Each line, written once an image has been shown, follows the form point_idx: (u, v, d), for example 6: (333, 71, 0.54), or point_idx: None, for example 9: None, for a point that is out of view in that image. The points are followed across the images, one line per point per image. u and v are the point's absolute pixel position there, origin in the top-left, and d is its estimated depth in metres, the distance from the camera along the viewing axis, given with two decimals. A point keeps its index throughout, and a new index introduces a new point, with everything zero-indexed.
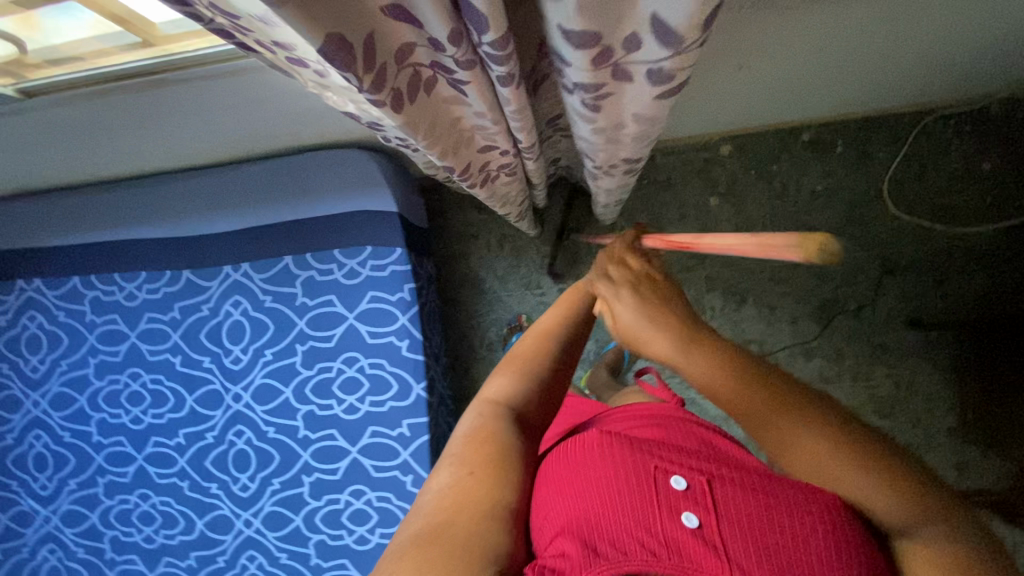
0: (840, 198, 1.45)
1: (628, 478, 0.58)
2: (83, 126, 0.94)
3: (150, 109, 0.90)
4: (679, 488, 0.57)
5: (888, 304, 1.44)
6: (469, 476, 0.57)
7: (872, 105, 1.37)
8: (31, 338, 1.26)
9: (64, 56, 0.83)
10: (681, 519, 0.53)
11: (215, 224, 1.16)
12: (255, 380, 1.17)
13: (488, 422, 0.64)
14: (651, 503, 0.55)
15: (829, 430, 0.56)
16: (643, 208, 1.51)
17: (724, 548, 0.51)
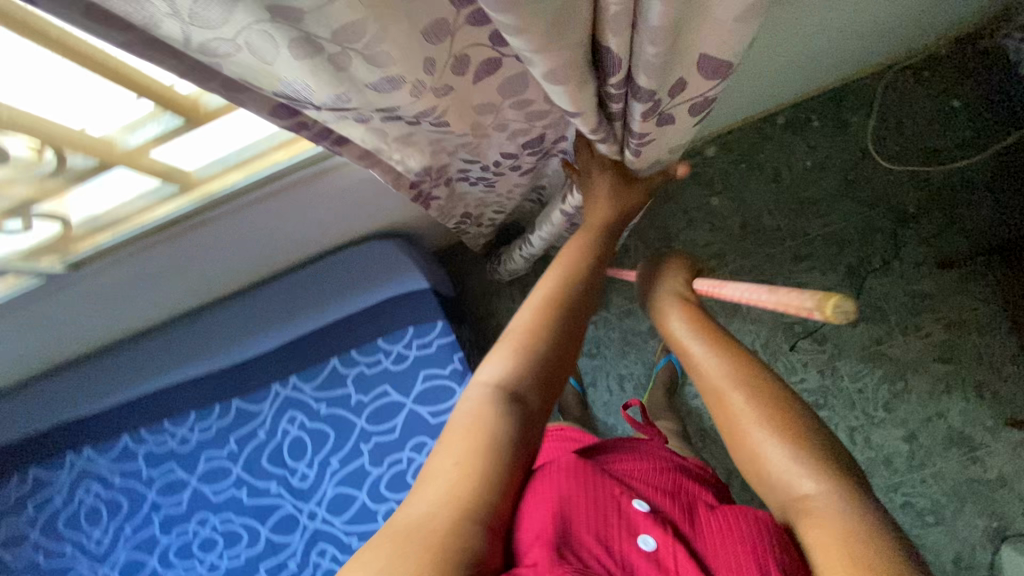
0: (831, 167, 1.50)
1: (594, 502, 0.66)
2: (127, 284, 0.98)
3: (190, 252, 0.95)
4: (639, 510, 0.65)
5: (912, 252, 1.46)
6: (458, 458, 0.57)
7: (833, 77, 1.45)
8: (90, 511, 1.22)
9: (107, 222, 0.88)
10: (639, 542, 0.61)
11: (255, 346, 1.17)
12: (327, 492, 1.14)
13: (496, 400, 0.62)
14: (615, 528, 0.63)
15: (777, 412, 0.65)
16: (650, 224, 1.55)
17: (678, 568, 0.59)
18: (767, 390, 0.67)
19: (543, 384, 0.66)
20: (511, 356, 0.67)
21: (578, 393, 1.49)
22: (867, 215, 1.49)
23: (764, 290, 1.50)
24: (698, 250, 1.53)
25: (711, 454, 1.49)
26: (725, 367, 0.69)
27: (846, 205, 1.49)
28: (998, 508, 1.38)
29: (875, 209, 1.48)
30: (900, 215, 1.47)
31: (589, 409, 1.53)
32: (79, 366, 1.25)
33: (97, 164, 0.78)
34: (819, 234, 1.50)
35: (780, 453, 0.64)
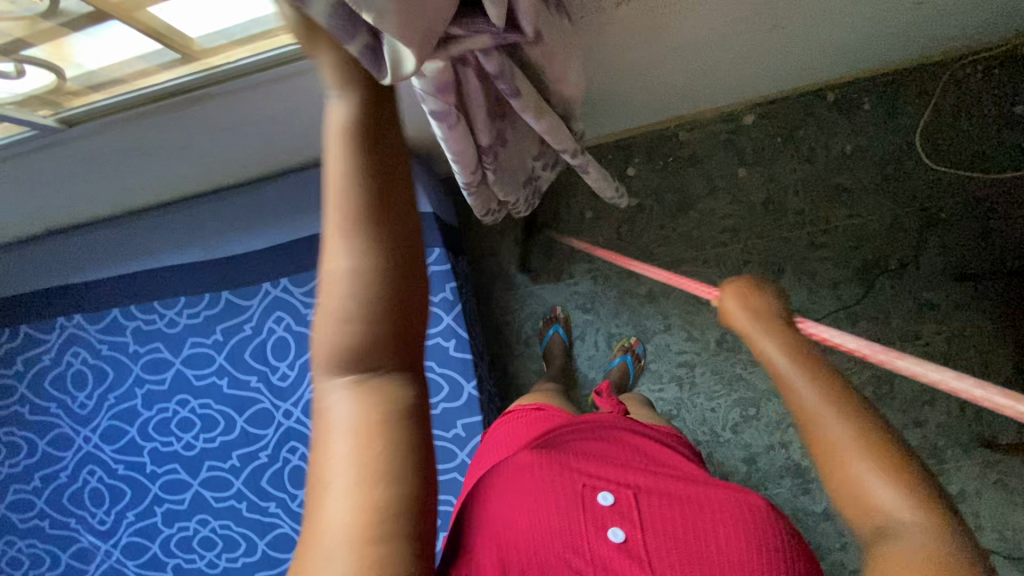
0: (871, 156, 1.42)
1: (561, 500, 0.69)
2: (122, 152, 0.95)
3: (188, 128, 0.92)
4: (604, 503, 0.68)
5: (931, 259, 1.41)
6: (343, 490, 0.37)
7: (897, 59, 1.35)
8: (77, 375, 1.27)
9: (108, 79, 0.82)
10: (608, 534, 0.65)
11: (248, 243, 1.16)
12: (304, 396, 1.17)
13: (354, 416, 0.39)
14: (580, 523, 0.67)
15: (881, 460, 0.50)
16: (670, 186, 1.49)
17: (649, 561, 0.63)
18: (869, 429, 0.51)
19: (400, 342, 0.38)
20: (351, 296, 0.38)
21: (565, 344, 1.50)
22: (894, 213, 1.42)
23: (771, 273, 1.46)
24: (714, 221, 1.48)
25: (683, 422, 1.51)
26: (817, 389, 0.54)
27: (877, 199, 1.43)
28: None
29: (905, 208, 1.42)
30: (929, 219, 1.41)
31: (573, 360, 1.54)
32: (74, 231, 1.23)
33: (93, 11, 0.70)
34: (841, 226, 1.44)
35: (884, 490, 0.48)
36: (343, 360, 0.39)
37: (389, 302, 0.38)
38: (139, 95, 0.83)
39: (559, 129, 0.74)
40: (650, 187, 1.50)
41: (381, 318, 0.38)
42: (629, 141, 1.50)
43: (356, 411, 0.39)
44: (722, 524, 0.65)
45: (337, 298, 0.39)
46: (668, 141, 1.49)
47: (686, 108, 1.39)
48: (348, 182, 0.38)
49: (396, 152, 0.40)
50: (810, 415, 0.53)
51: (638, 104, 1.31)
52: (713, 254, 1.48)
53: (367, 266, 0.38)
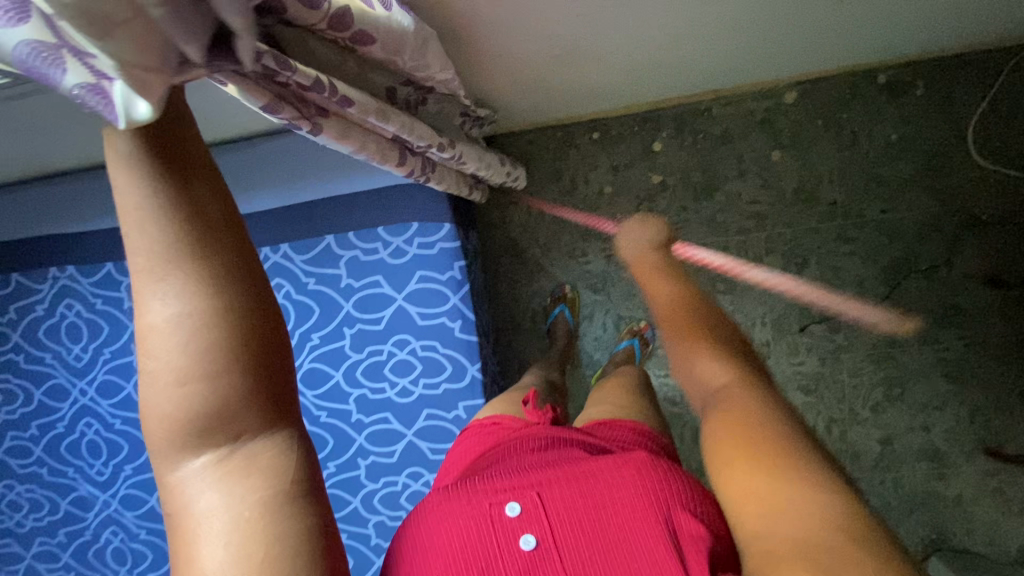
0: (916, 147, 1.32)
1: (464, 525, 0.59)
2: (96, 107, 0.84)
3: None
4: (512, 514, 0.59)
5: (964, 262, 1.34)
6: (231, 560, 0.40)
7: (963, 40, 1.22)
8: (71, 327, 1.23)
9: None
10: (519, 544, 0.57)
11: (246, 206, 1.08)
12: (303, 366, 1.13)
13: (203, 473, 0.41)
14: (489, 546, 0.57)
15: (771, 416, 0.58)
16: (697, 165, 1.40)
17: (564, 562, 0.55)
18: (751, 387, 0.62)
19: (249, 361, 0.40)
20: (187, 369, 0.38)
21: (571, 325, 1.45)
22: (933, 211, 1.34)
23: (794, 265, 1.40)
24: (740, 206, 1.40)
25: (687, 409, 1.49)
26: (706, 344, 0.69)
27: (915, 194, 1.34)
28: (940, 521, 1.44)
29: (945, 205, 1.33)
30: (968, 219, 1.33)
31: (579, 340, 1.50)
32: (66, 179, 1.16)
33: None
34: (873, 220, 1.36)
35: (753, 411, 0.58)
36: (196, 432, 0.40)
37: (224, 355, 0.38)
38: None
39: (417, 128, 0.79)
40: (677, 165, 1.41)
41: (226, 380, 0.39)
42: (657, 112, 1.40)
43: (229, 484, 0.41)
44: (634, 503, 0.58)
45: (170, 374, 0.38)
46: (700, 117, 1.38)
47: (726, 80, 1.28)
48: (148, 211, 0.37)
49: (205, 188, 0.38)
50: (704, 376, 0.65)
51: (676, 71, 1.19)
52: (735, 241, 1.41)
53: (197, 329, 0.38)
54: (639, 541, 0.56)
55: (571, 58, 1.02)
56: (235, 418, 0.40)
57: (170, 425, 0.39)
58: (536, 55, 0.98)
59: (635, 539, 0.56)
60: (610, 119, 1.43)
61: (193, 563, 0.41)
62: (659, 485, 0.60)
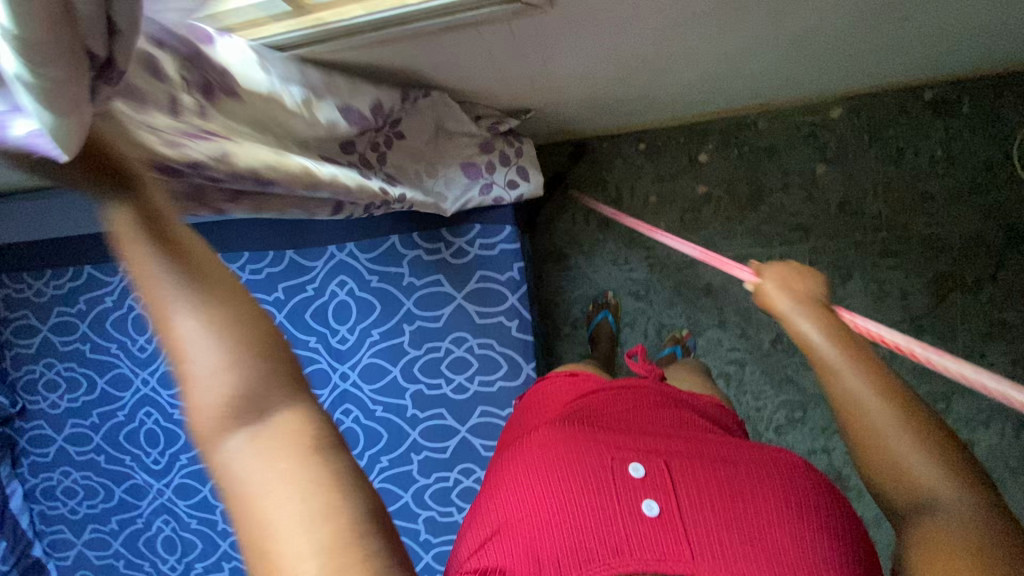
0: (963, 163, 1.34)
1: (589, 474, 0.63)
2: None
3: None
4: (637, 475, 0.63)
5: (1011, 278, 1.35)
6: (297, 520, 0.37)
7: (1012, 60, 1.25)
8: (137, 319, 1.28)
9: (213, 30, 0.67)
10: (644, 508, 0.60)
11: None
12: (362, 360, 1.17)
13: (254, 464, 0.39)
14: (611, 500, 0.61)
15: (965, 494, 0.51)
16: (742, 177, 1.43)
17: (687, 529, 0.58)
18: (939, 445, 0.54)
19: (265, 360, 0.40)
20: (216, 366, 0.38)
21: (614, 329, 1.48)
22: (980, 226, 1.35)
23: (838, 277, 1.41)
24: (785, 218, 1.42)
25: None
26: (868, 377, 0.59)
27: (962, 208, 1.35)
28: None
29: (992, 221, 1.35)
30: (1016, 234, 1.34)
31: (620, 346, 1.53)
32: None
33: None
34: (919, 234, 1.38)
35: (930, 480, 0.53)
36: (231, 422, 0.39)
37: (250, 342, 0.39)
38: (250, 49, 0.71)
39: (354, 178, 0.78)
40: (722, 176, 1.44)
41: (253, 367, 0.39)
42: (703, 125, 1.44)
43: (271, 453, 0.39)
44: (758, 486, 0.62)
45: (200, 376, 0.38)
46: (746, 130, 1.42)
47: (775, 95, 1.31)
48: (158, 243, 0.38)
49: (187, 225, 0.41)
50: (867, 431, 0.57)
51: (727, 86, 1.23)
52: (778, 252, 1.43)
53: (212, 330, 0.38)
54: (762, 518, 0.58)
55: (632, 72, 1.06)
56: (267, 400, 0.39)
57: (206, 424, 0.39)
58: (601, 73, 1.03)
59: (756, 517, 0.58)
60: (656, 132, 1.47)
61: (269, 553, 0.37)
62: (778, 471, 0.64)
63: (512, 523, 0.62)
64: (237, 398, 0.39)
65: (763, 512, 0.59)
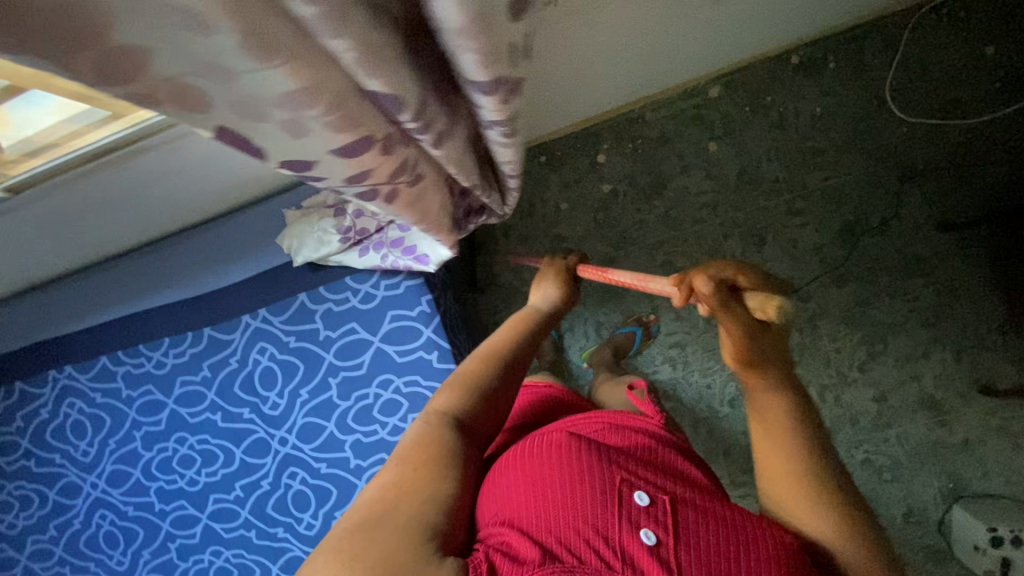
0: (842, 115, 1.40)
1: (597, 496, 0.65)
2: (69, 216, 0.95)
3: (123, 187, 0.91)
4: (642, 504, 0.65)
5: (914, 212, 1.40)
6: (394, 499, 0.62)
7: (856, 11, 1.31)
8: (75, 424, 1.29)
9: (42, 145, 0.83)
10: (642, 536, 0.63)
11: (224, 276, 1.17)
12: (297, 422, 1.18)
13: (430, 429, 0.71)
14: (610, 518, 0.64)
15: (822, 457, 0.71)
16: (642, 167, 1.47)
17: (680, 564, 0.61)
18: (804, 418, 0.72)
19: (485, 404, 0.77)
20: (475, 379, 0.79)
21: (555, 337, 1.52)
22: (872, 170, 1.40)
23: (753, 244, 1.45)
24: (691, 199, 1.46)
25: (681, 400, 1.52)
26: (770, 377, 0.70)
27: (852, 157, 1.40)
28: (955, 470, 1.46)
29: (883, 163, 1.40)
30: (907, 170, 1.39)
31: (564, 352, 1.56)
32: (63, 284, 1.27)
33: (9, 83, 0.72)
34: (818, 188, 1.42)
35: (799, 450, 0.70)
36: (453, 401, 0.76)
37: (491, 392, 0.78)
38: (69, 155, 0.82)
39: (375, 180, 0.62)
40: (623, 171, 1.48)
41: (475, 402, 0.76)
42: (595, 127, 1.48)
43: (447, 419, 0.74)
44: (758, 530, 0.65)
45: (470, 378, 0.79)
46: (635, 124, 1.46)
47: (649, 86, 1.37)
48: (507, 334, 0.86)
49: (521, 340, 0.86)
50: (770, 421, 0.71)
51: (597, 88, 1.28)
52: (692, 232, 1.47)
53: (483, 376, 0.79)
54: (748, 557, 0.63)
55: None
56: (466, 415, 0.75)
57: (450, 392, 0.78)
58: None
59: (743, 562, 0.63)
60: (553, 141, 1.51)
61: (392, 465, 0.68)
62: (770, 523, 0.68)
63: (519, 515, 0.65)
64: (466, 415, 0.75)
65: (751, 551, 0.63)
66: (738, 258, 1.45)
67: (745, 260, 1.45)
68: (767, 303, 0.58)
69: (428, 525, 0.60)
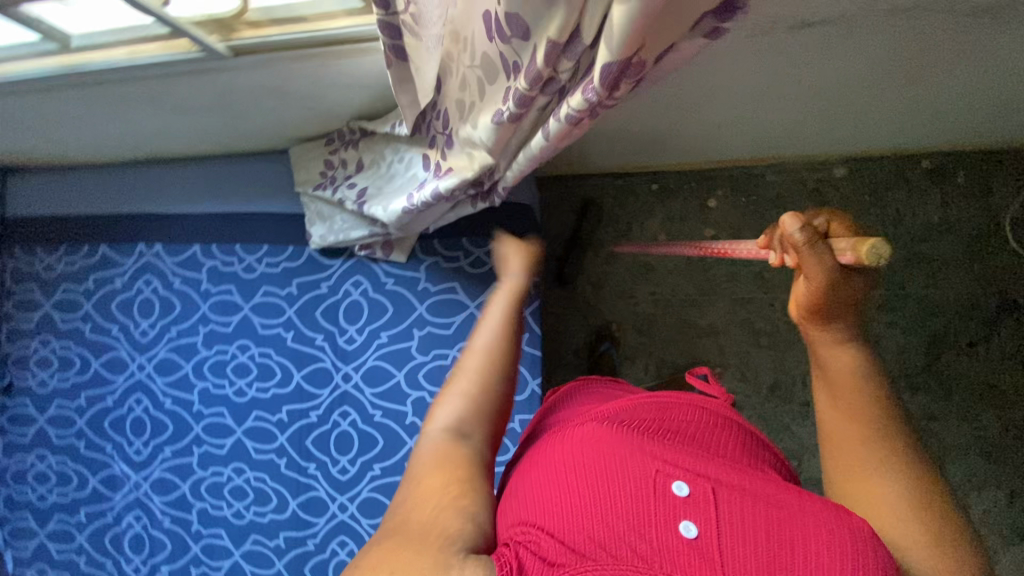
0: (958, 229, 1.41)
1: (628, 481, 0.60)
2: (245, 91, 0.92)
3: (320, 83, 0.87)
4: (680, 494, 0.59)
5: (1002, 344, 1.40)
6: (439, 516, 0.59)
7: (1004, 138, 1.34)
8: (145, 302, 1.28)
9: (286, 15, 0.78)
10: (681, 528, 0.56)
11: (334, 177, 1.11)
12: (366, 362, 1.17)
13: (453, 437, 0.69)
14: (644, 509, 0.58)
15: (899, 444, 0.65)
16: (749, 224, 1.49)
17: (723, 560, 0.53)
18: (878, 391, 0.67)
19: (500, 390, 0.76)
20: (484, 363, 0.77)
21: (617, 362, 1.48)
22: (972, 290, 1.41)
23: None
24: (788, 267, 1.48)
25: None
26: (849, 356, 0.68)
27: (957, 274, 1.42)
28: None
29: (984, 287, 1.41)
30: (1006, 302, 1.40)
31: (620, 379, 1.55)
32: (174, 165, 1.26)
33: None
34: (914, 293, 1.43)
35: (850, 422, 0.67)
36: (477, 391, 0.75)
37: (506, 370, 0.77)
38: (311, 36, 0.77)
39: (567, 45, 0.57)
40: (729, 222, 1.50)
41: (491, 383, 0.76)
42: (714, 172, 1.51)
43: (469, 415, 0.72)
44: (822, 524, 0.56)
45: (482, 365, 0.77)
46: (754, 180, 1.49)
47: (785, 149, 1.39)
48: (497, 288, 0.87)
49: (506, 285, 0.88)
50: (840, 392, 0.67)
51: (762, 135, 1.21)
52: (780, 299, 1.48)
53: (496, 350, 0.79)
54: (804, 557, 0.54)
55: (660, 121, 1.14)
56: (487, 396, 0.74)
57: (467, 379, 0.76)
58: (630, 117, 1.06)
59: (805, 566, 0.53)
60: (669, 174, 1.53)
61: (419, 485, 0.63)
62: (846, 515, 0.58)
63: (539, 506, 0.61)
64: (467, 424, 0.71)
65: (809, 547, 0.54)
66: None
67: None
68: (857, 246, 0.56)
69: (444, 528, 0.58)
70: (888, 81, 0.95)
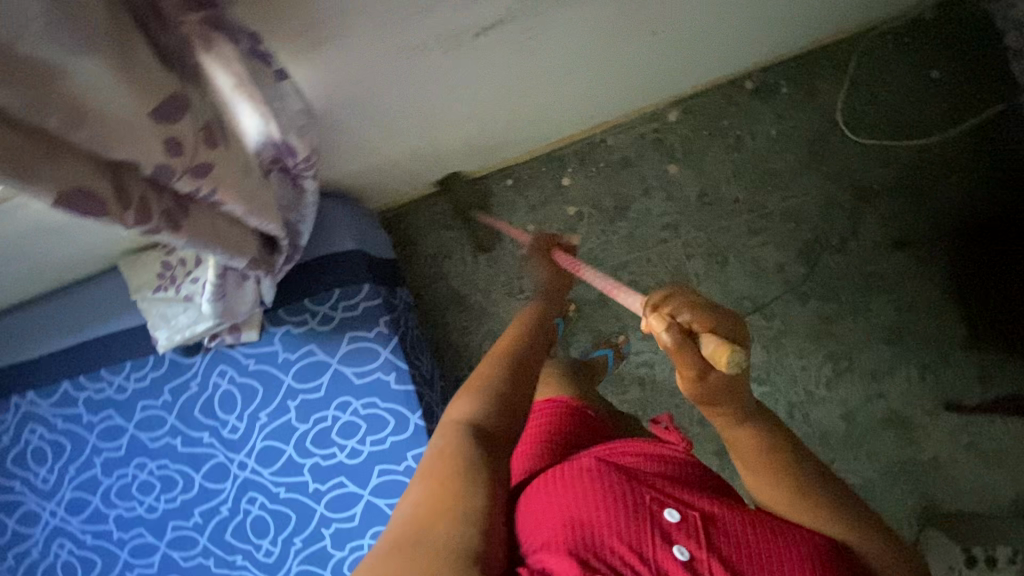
0: (798, 137, 1.43)
1: (630, 512, 0.61)
2: (17, 240, 0.91)
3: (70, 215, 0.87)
4: (671, 520, 0.61)
5: (871, 231, 1.43)
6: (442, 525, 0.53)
7: (808, 39, 1.37)
8: (36, 451, 1.28)
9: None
10: (674, 551, 0.59)
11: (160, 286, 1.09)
12: (256, 445, 1.18)
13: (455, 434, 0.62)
14: (647, 535, 0.60)
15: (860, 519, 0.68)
16: (606, 190, 1.50)
17: None
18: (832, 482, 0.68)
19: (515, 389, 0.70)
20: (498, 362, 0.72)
21: None
22: (828, 189, 1.43)
23: (716, 263, 1.47)
24: (654, 220, 1.49)
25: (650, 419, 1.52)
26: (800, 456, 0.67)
27: (810, 178, 1.44)
28: (925, 486, 1.45)
29: (839, 183, 1.43)
30: (862, 191, 1.43)
31: None
32: (13, 312, 1.24)
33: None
34: (777, 208, 1.45)
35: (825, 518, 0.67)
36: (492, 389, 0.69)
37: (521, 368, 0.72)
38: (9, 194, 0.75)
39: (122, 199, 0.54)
40: (588, 193, 1.51)
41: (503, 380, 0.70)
42: (559, 151, 1.52)
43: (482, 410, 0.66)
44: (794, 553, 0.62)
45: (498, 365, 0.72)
46: (598, 148, 1.50)
47: (610, 111, 1.41)
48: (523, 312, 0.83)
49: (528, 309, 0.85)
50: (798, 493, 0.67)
51: (564, 114, 1.22)
52: (656, 253, 1.49)
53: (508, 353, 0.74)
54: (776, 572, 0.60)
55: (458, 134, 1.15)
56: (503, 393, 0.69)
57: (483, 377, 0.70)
58: (415, 141, 1.07)
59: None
60: (519, 166, 1.54)
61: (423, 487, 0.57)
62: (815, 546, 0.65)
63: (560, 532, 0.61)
64: (482, 417, 0.65)
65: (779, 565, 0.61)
66: (701, 278, 1.48)
67: (707, 280, 1.47)
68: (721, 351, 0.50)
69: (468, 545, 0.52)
70: (632, 37, 0.96)
